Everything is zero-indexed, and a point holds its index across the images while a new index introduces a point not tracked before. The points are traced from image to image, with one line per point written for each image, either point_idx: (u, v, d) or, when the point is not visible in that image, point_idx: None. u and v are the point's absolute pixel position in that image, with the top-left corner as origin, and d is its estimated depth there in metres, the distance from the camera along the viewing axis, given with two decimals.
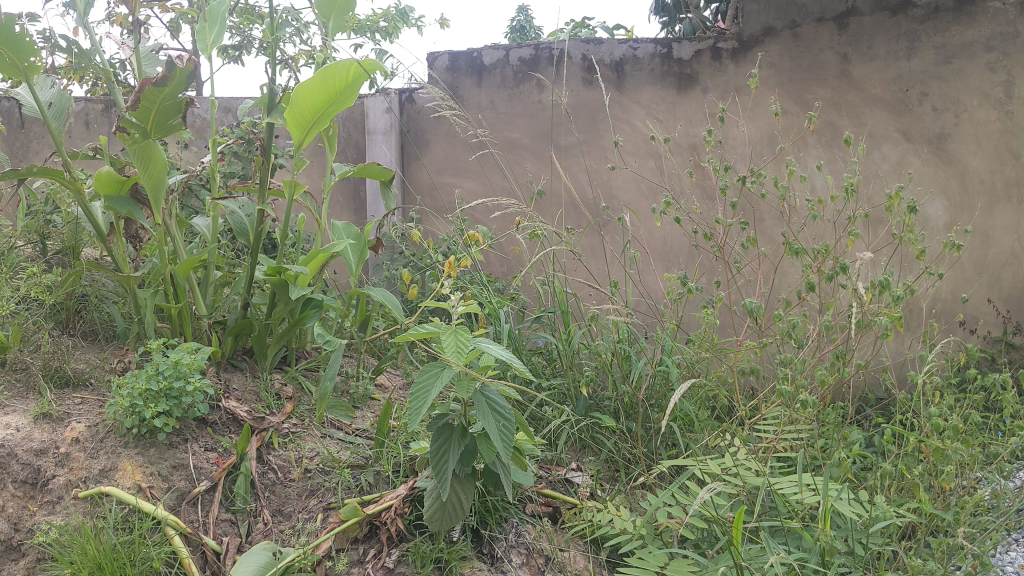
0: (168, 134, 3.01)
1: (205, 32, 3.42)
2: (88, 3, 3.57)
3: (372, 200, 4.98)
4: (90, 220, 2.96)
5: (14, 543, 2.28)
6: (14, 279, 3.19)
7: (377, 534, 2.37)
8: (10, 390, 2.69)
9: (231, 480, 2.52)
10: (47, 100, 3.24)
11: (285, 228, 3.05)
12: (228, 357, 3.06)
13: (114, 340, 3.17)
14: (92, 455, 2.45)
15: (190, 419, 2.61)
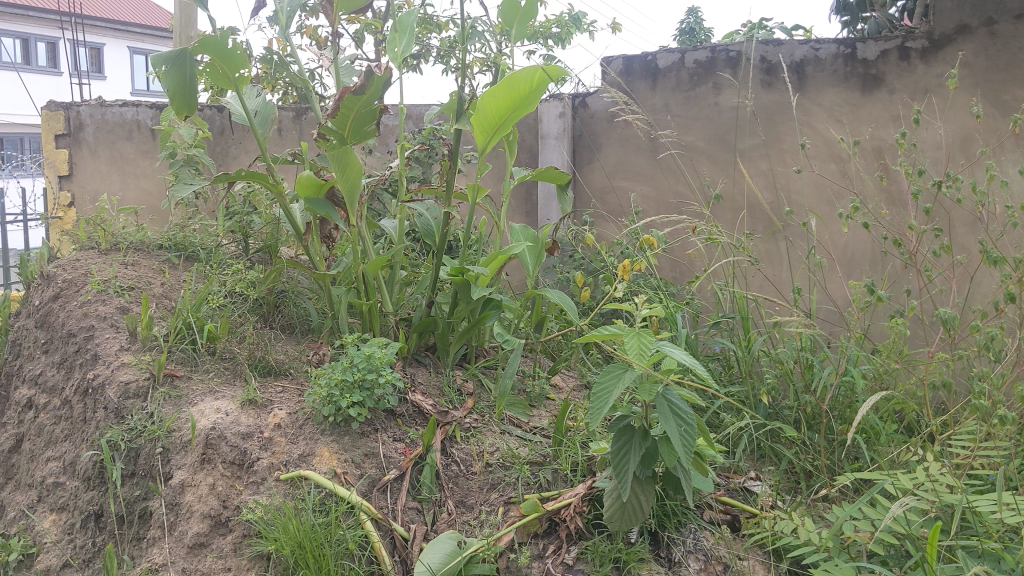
0: (363, 140, 3.17)
1: (396, 41, 3.57)
2: (290, 17, 3.83)
3: (545, 203, 5.04)
4: (292, 220, 3.15)
5: (223, 518, 2.45)
6: (221, 275, 3.46)
7: (556, 531, 2.42)
8: (220, 377, 2.91)
9: (418, 471, 2.61)
10: (253, 109, 3.48)
11: (468, 230, 3.14)
12: (413, 353, 3.19)
13: (309, 334, 3.35)
14: (293, 441, 2.61)
15: (380, 410, 2.73)
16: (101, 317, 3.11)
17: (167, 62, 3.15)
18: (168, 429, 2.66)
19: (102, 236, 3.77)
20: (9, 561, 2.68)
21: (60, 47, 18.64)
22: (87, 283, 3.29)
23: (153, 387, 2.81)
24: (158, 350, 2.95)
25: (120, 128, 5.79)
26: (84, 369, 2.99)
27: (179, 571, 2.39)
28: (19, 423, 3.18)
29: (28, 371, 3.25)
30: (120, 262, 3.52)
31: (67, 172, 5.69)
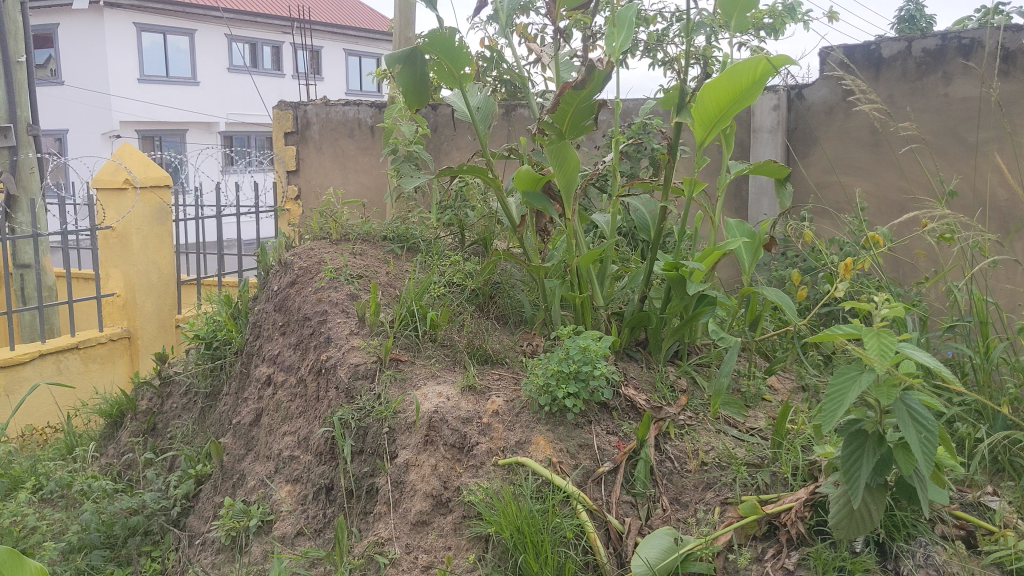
0: (582, 135, 3.19)
1: (614, 37, 3.54)
2: (510, 16, 3.94)
3: (756, 198, 4.90)
4: (510, 213, 3.22)
5: (443, 499, 2.55)
6: (440, 265, 3.59)
7: (776, 534, 2.36)
8: (441, 363, 3.03)
9: (632, 465, 2.59)
10: (476, 106, 3.59)
11: (684, 225, 3.08)
12: (625, 348, 3.18)
13: (522, 324, 3.41)
14: (510, 428, 2.67)
15: (593, 402, 2.73)
16: (333, 303, 3.31)
17: (399, 62, 3.31)
18: (394, 410, 2.79)
19: (333, 227, 4.00)
20: (249, 527, 2.87)
21: (284, 50, 19.85)
22: (321, 271, 3.51)
23: (380, 369, 2.95)
24: (384, 335, 3.10)
25: (343, 126, 6.30)
26: (318, 350, 3.19)
27: (403, 545, 2.50)
28: (259, 399, 3.43)
29: (267, 351, 3.51)
30: (349, 251, 3.73)
31: (295, 168, 6.37)
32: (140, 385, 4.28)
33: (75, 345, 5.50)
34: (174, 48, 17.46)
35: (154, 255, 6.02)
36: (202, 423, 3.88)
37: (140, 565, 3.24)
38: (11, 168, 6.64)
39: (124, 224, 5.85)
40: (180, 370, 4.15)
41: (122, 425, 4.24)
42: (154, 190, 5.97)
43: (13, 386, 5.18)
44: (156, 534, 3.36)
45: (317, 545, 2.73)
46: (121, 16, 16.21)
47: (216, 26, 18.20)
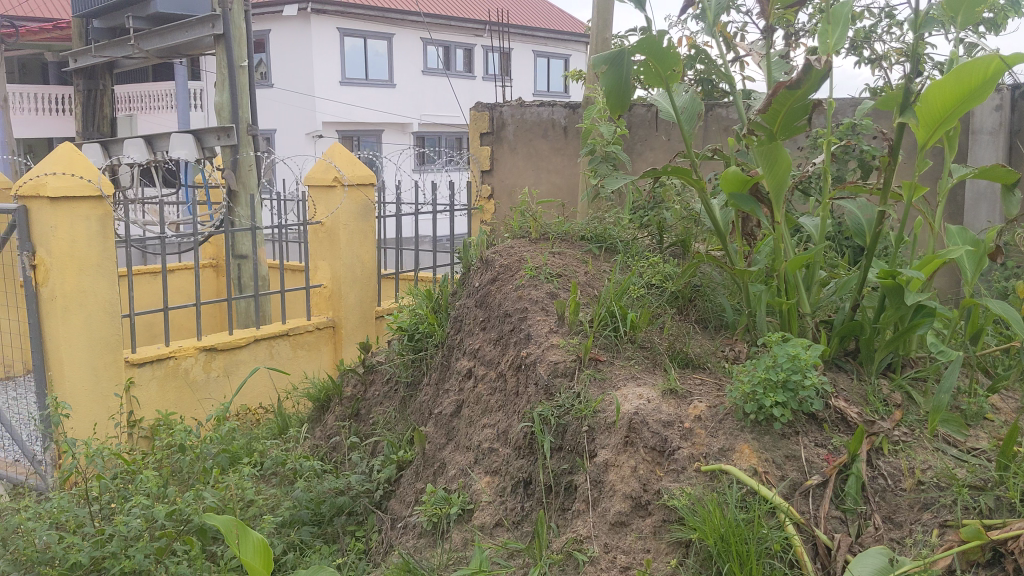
0: (793, 136, 3.10)
1: (828, 34, 3.40)
2: (717, 15, 3.88)
3: (976, 204, 4.60)
4: (716, 215, 3.14)
5: (643, 501, 2.54)
6: (640, 266, 3.58)
7: (1002, 562, 2.21)
8: (642, 365, 3.02)
9: (842, 480, 2.49)
10: (681, 106, 3.55)
11: (904, 231, 2.92)
12: (833, 357, 3.05)
13: (723, 329, 3.34)
14: (713, 434, 2.62)
15: (801, 412, 2.64)
16: (533, 301, 3.35)
17: (605, 63, 3.31)
18: (594, 410, 2.80)
19: (533, 226, 4.03)
20: (451, 514, 2.95)
21: (477, 53, 20.35)
22: (522, 269, 3.57)
23: (580, 369, 2.96)
24: (583, 334, 3.12)
25: (538, 127, 6.42)
26: (518, 347, 3.25)
27: (601, 544, 2.51)
28: (460, 391, 3.53)
29: (469, 345, 3.60)
30: (549, 250, 3.78)
31: (488, 167, 6.57)
32: (346, 371, 4.50)
33: (286, 332, 5.86)
34: (374, 52, 18.27)
35: (359, 250, 6.31)
36: (404, 410, 4.04)
37: (346, 543, 3.40)
38: (232, 166, 7.10)
39: (333, 220, 6.16)
40: (384, 359, 4.33)
41: (330, 409, 4.47)
42: (360, 188, 6.26)
43: (233, 367, 5.57)
44: (360, 514, 3.52)
45: (515, 536, 2.77)
46: (327, 21, 17.11)
47: (413, 31, 18.95)
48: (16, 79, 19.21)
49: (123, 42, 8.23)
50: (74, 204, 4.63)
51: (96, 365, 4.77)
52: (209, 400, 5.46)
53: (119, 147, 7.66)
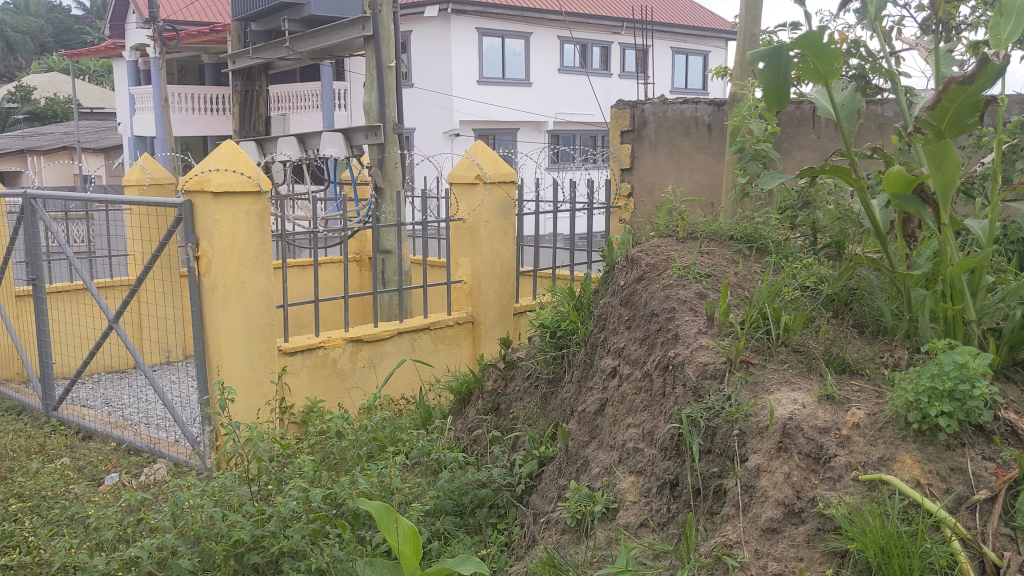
0: (962, 134, 2.97)
1: (1001, 27, 3.23)
2: (879, 10, 3.75)
3: None
4: (877, 215, 3.04)
5: (796, 508, 2.48)
6: (792, 267, 3.51)
7: None
8: (795, 369, 2.94)
9: (1012, 496, 2.37)
10: (840, 103, 3.45)
11: None
12: (1002, 367, 2.90)
13: (881, 334, 3.23)
14: (872, 442, 2.54)
15: (968, 424, 2.52)
16: (682, 301, 3.32)
17: (762, 60, 3.26)
18: (746, 413, 2.75)
19: (680, 225, 3.97)
20: (595, 512, 2.94)
21: (613, 50, 20.27)
22: (670, 268, 3.54)
23: (731, 370, 2.91)
24: (734, 337, 3.06)
25: (680, 125, 6.34)
26: (666, 347, 3.22)
27: (752, 550, 2.47)
28: (604, 389, 3.50)
29: (613, 343, 3.58)
30: (697, 250, 3.72)
31: (628, 165, 6.59)
32: (487, 366, 4.55)
33: (428, 326, 5.99)
34: (512, 51, 18.44)
35: (499, 247, 6.39)
36: (544, 406, 4.05)
37: (488, 535, 3.44)
38: (378, 164, 7.29)
39: (475, 217, 6.26)
40: (524, 355, 4.35)
41: (470, 402, 4.53)
42: (502, 185, 6.34)
43: (378, 358, 5.74)
44: (502, 507, 3.56)
45: (661, 538, 2.75)
46: (466, 22, 17.36)
47: (550, 29, 19.04)
48: (175, 80, 20.28)
49: (278, 44, 8.58)
50: (236, 199, 4.86)
51: (252, 353, 5.00)
52: (355, 390, 5.64)
53: (273, 145, 7.99)
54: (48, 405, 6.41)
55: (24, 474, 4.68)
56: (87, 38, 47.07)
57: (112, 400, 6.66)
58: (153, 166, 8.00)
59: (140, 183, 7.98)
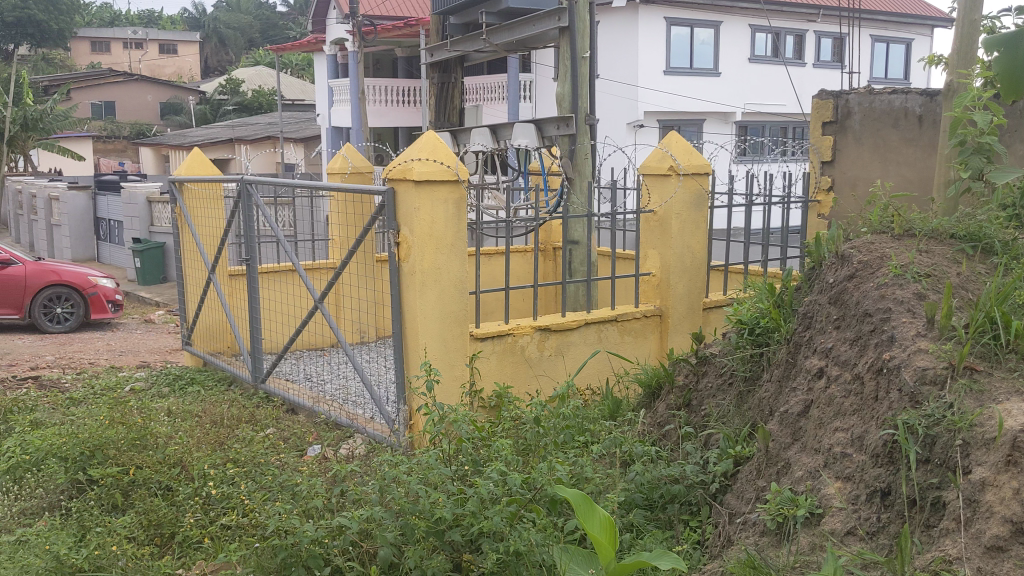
0: None
1: None
2: None
3: None
4: None
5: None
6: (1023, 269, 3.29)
7: None
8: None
9: None
10: None
11: None
12: None
13: None
14: None
15: None
16: (898, 301, 3.16)
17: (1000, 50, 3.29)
18: (971, 423, 2.59)
19: (896, 220, 3.78)
20: (798, 516, 2.83)
21: (808, 39, 19.55)
22: (885, 267, 3.37)
23: (952, 377, 2.76)
24: (958, 341, 2.89)
25: (888, 116, 6.06)
26: (879, 349, 3.07)
27: (974, 569, 2.32)
28: (809, 391, 3.35)
29: (820, 343, 3.42)
30: (914, 247, 3.53)
31: (829, 157, 6.35)
32: (678, 361, 4.47)
33: (616, 318, 5.97)
34: (701, 41, 18.13)
35: (691, 240, 6.28)
36: (741, 405, 3.92)
37: (680, 531, 3.39)
38: (569, 155, 7.31)
39: (666, 209, 6.18)
40: (719, 351, 4.25)
41: (660, 397, 4.47)
42: (695, 177, 6.22)
43: (565, 348, 5.77)
44: (694, 505, 3.50)
45: (870, 548, 2.63)
46: (655, 12, 17.20)
47: (742, 18, 18.58)
48: (370, 73, 21.13)
49: (475, 36, 8.79)
50: (435, 186, 4.99)
51: (446, 337, 5.14)
52: (543, 377, 5.69)
53: (466, 135, 8.14)
54: (257, 377, 6.83)
55: (238, 441, 5.03)
56: (293, 33, 49.81)
57: (314, 376, 7.02)
58: (354, 155, 8.36)
59: (343, 171, 8.36)
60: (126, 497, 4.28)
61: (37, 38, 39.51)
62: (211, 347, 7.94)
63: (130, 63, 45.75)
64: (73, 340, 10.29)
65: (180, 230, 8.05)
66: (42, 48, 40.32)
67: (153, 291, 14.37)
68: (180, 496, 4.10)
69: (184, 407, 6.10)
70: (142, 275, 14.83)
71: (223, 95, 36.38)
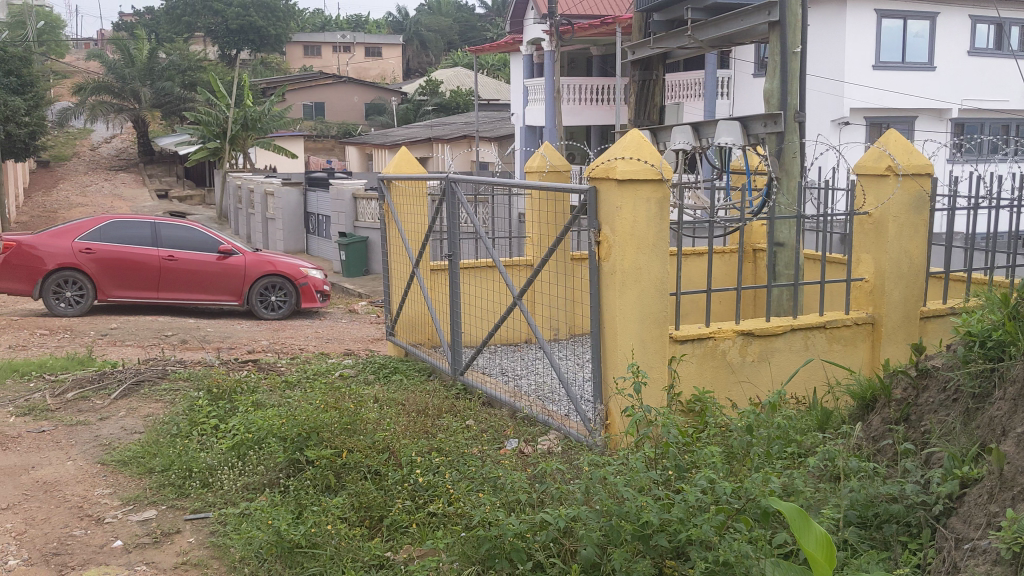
0: None
1: None
2: None
3: None
4: None
5: None
6: None
7: None
8: None
9: None
10: None
11: None
12: None
13: None
14: None
15: None
16: None
17: None
18: None
19: None
20: None
21: None
22: None
23: None
24: None
25: None
26: None
27: None
28: None
29: None
30: None
31: None
32: (896, 373, 4.22)
33: (824, 324, 5.72)
34: (914, 34, 17.16)
35: (908, 245, 5.92)
36: (968, 423, 3.65)
37: (898, 554, 3.20)
38: (776, 154, 7.06)
39: (882, 211, 5.87)
40: (942, 365, 3.98)
41: (876, 410, 4.23)
42: (916, 178, 5.86)
43: (768, 354, 5.58)
44: (914, 527, 3.30)
45: None
46: (863, 4, 16.44)
47: (961, 8, 17.43)
48: (566, 72, 21.31)
49: (679, 34, 8.66)
50: (639, 186, 4.92)
51: (647, 338, 5.08)
52: (745, 384, 5.53)
53: (667, 134, 8.02)
54: (456, 369, 7.00)
55: (441, 432, 5.18)
56: (490, 35, 51.05)
57: (510, 370, 7.14)
58: (552, 154, 8.42)
59: (541, 170, 8.42)
60: (338, 479, 4.50)
61: (257, 44, 42.34)
62: (412, 339, 8.23)
63: (339, 66, 48.26)
64: (286, 327, 10.95)
65: (388, 226, 8.39)
66: (262, 53, 43.24)
67: (356, 282, 15.08)
68: (388, 481, 4.27)
69: (389, 395, 6.36)
70: (347, 267, 15.59)
71: (424, 96, 37.71)
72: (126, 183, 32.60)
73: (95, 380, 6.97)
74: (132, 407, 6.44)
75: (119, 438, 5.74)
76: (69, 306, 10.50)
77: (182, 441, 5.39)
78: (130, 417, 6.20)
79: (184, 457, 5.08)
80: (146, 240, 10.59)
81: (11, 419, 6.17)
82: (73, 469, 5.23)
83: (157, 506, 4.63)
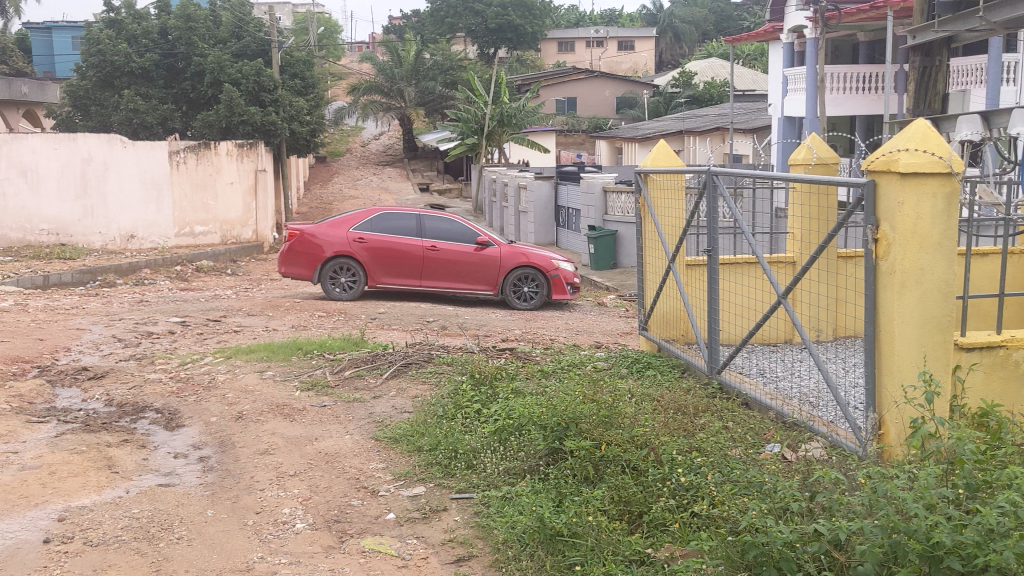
0: None
1: None
2: None
3: None
4: None
5: None
6: None
7: None
8: None
9: None
10: None
11: None
12: None
13: None
14: None
15: None
16: None
17: None
18: None
19: None
20: None
21: None
22: None
23: None
24: None
25: None
26: None
27: None
28: None
29: None
30: None
31: None
32: None
33: None
34: None
35: None
36: None
37: None
38: None
39: None
40: None
41: None
42: None
43: None
44: None
45: None
46: None
47: None
48: (829, 60, 20.34)
49: (968, 16, 8.00)
50: (923, 179, 4.56)
51: (928, 344, 4.72)
52: None
53: (952, 124, 7.43)
54: (712, 367, 6.86)
55: (700, 431, 5.09)
56: (746, 24, 49.76)
57: (769, 371, 6.90)
58: (819, 146, 8.04)
59: (807, 162, 8.07)
60: (597, 471, 4.52)
61: (514, 42, 43.71)
62: (666, 334, 8.15)
63: (592, 61, 48.80)
64: (539, 317, 11.20)
65: (644, 220, 8.36)
66: (518, 50, 44.55)
67: (606, 275, 15.18)
68: (648, 477, 4.25)
69: (644, 389, 6.34)
70: (596, 260, 15.72)
71: (676, 89, 37.35)
72: (393, 177, 34.66)
73: (369, 360, 7.45)
74: (401, 387, 6.83)
75: (391, 416, 6.10)
76: (343, 291, 11.30)
77: (448, 423, 5.64)
78: (399, 397, 6.57)
79: (450, 438, 5.30)
80: (410, 230, 11.27)
81: (298, 393, 6.73)
82: (351, 442, 5.62)
83: (426, 483, 4.88)
